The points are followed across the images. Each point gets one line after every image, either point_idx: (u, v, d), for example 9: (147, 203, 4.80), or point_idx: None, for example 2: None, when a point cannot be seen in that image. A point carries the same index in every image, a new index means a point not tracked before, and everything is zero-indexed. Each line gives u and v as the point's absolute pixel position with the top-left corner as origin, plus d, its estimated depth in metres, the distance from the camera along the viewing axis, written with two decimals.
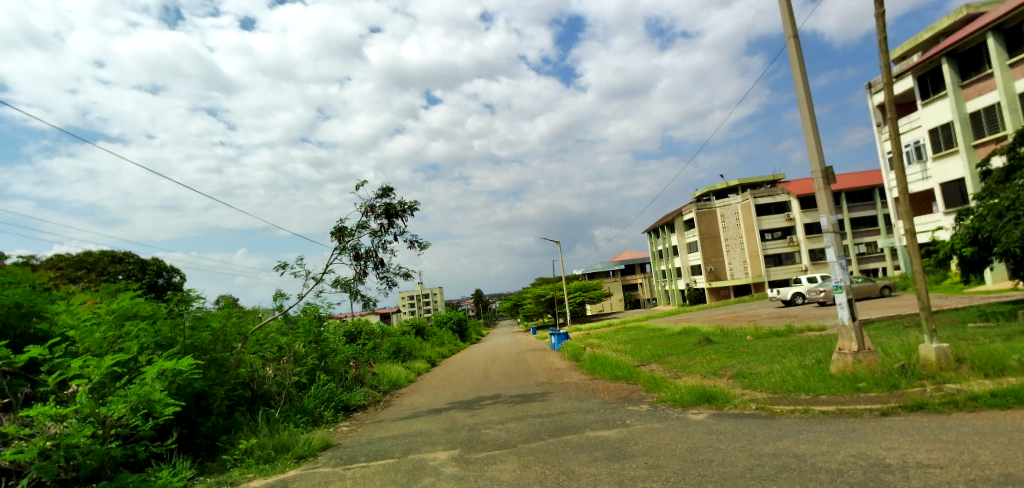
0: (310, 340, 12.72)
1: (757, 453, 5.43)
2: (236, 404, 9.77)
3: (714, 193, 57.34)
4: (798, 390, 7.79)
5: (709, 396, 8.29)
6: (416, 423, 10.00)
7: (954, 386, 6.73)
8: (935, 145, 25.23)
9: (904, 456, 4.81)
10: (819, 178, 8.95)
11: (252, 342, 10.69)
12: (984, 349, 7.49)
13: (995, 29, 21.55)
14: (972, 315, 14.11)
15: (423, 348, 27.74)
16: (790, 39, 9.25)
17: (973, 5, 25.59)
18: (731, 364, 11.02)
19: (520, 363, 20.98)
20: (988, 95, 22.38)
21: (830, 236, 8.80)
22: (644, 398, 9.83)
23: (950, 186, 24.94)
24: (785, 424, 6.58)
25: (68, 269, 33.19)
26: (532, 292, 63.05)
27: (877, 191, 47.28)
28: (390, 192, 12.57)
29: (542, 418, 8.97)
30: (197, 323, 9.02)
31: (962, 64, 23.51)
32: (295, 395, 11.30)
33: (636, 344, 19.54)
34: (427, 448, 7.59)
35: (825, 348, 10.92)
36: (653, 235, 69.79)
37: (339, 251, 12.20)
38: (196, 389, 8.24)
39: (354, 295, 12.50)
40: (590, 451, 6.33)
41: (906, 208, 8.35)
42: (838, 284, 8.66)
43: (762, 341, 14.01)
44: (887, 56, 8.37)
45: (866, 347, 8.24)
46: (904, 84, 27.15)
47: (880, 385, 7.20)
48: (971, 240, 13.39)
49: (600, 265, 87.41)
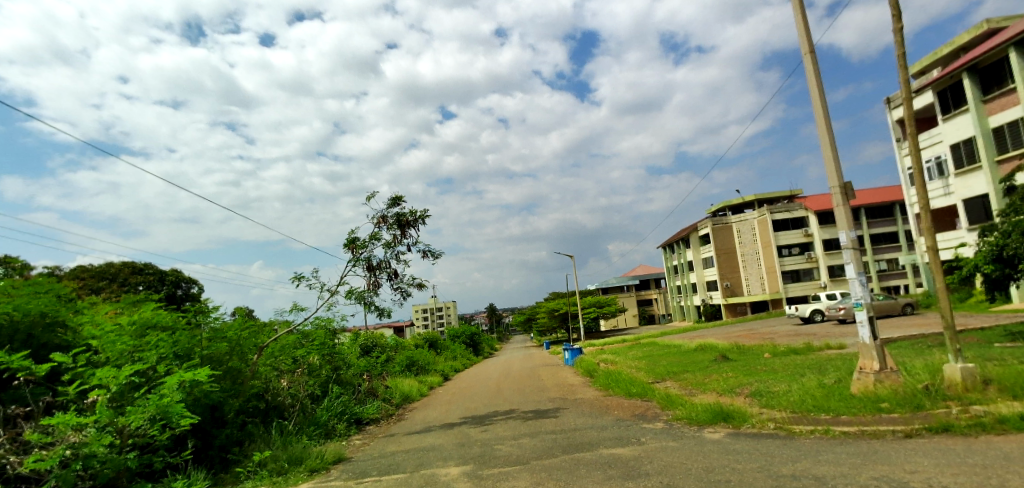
0: (324, 353, 12.78)
1: (776, 474, 5.31)
2: (250, 415, 9.76)
3: (731, 208, 56.85)
4: (818, 410, 7.63)
5: (727, 415, 8.14)
6: (428, 438, 10.00)
7: (980, 408, 6.54)
8: (958, 160, 24.84)
9: (929, 479, 4.68)
10: (838, 193, 8.83)
11: (266, 354, 10.75)
12: (1013, 370, 7.26)
13: (1017, 44, 21.28)
14: (998, 335, 13.70)
15: (436, 362, 27.71)
16: (807, 54, 9.20)
17: (994, 19, 25.28)
18: (748, 382, 10.84)
19: (533, 378, 20.91)
20: (1011, 110, 22.03)
21: (849, 252, 8.62)
22: (659, 415, 9.68)
23: (973, 202, 24.51)
24: (804, 444, 6.43)
25: (91, 281, 33.99)
26: (545, 306, 62.89)
27: (898, 207, 46.58)
28: (401, 202, 12.67)
29: (555, 435, 8.87)
30: (214, 336, 9.10)
31: (984, 79, 23.19)
32: (309, 407, 11.33)
33: (651, 360, 19.40)
34: (439, 463, 7.54)
35: (845, 367, 10.68)
36: (668, 250, 69.34)
37: (353, 263, 12.29)
38: (212, 401, 8.31)
39: (368, 306, 12.58)
40: (603, 468, 6.24)
41: (929, 224, 8.15)
42: (858, 300, 8.45)
43: (779, 359, 13.75)
44: (906, 71, 8.26)
45: (887, 366, 7.99)
46: (924, 99, 26.81)
47: (903, 406, 7.04)
48: (994, 257, 13.10)
49: (614, 281, 86.96)
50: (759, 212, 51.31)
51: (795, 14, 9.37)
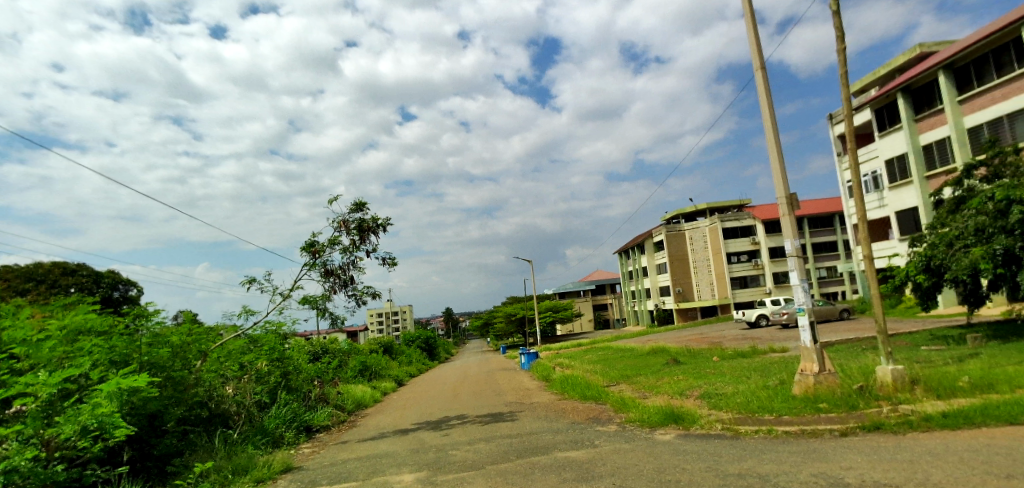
0: (272, 358, 12.46)
1: (723, 473, 5.51)
2: (192, 424, 9.39)
3: (684, 215, 58.56)
4: (762, 410, 7.96)
5: (677, 416, 8.39)
6: (382, 444, 9.86)
7: (908, 406, 6.97)
8: (892, 175, 26.39)
9: (862, 475, 4.96)
10: (784, 203, 9.23)
11: (212, 360, 10.36)
12: (936, 371, 7.81)
13: (946, 68, 22.79)
14: (925, 339, 14.62)
15: (390, 367, 27.26)
16: (758, 70, 9.61)
17: (926, 44, 27.06)
18: (698, 384, 11.20)
19: (490, 383, 20.83)
20: (939, 130, 23.58)
21: (793, 260, 9.01)
22: (613, 418, 9.86)
23: (905, 214, 26.08)
24: (749, 444, 6.71)
25: (17, 282, 31.79)
26: (503, 311, 62.89)
27: (837, 218, 49.08)
28: (364, 207, 12.48)
29: (510, 439, 8.90)
30: (154, 339, 8.72)
31: (916, 99, 24.75)
32: (255, 414, 10.95)
33: (606, 363, 19.77)
34: (393, 470, 7.45)
35: (787, 370, 11.14)
36: (624, 256, 70.66)
37: (309, 267, 12.01)
38: (152, 410, 8.00)
39: (321, 312, 12.30)
40: (558, 471, 6.33)
41: (865, 234, 8.60)
42: (801, 306, 8.84)
43: (727, 362, 14.21)
44: (848, 89, 8.73)
45: (826, 368, 8.38)
46: (862, 116, 28.38)
47: (839, 406, 7.44)
48: (924, 267, 13.91)
49: (570, 285, 87.89)
50: (710, 221, 52.94)
51: (747, 30, 9.78)
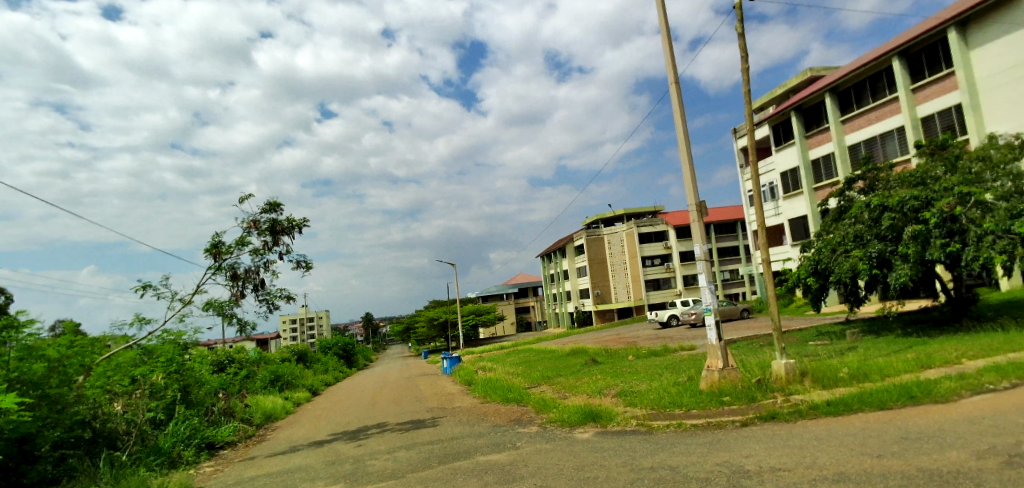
0: (170, 371, 11.61)
1: (637, 468, 5.78)
2: (71, 448, 8.53)
3: (602, 221, 60.65)
4: (673, 406, 8.44)
5: (595, 415, 8.72)
6: (294, 458, 9.46)
7: (799, 396, 7.67)
8: (786, 186, 28.78)
9: (760, 461, 5.40)
10: (694, 210, 9.86)
11: (97, 375, 9.48)
12: (821, 364, 8.65)
13: (831, 91, 25.23)
14: (812, 334, 16.10)
15: (304, 376, 26.13)
16: (672, 85, 10.20)
17: (816, 68, 29.83)
18: (614, 383, 11.68)
19: (410, 389, 20.53)
20: (826, 146, 26.02)
21: (702, 263, 9.63)
22: (534, 419, 10.06)
23: (796, 222, 28.52)
24: (660, 438, 7.09)
25: None
26: (425, 315, 62.11)
27: (740, 224, 52.79)
28: (277, 207, 11.95)
29: (431, 445, 8.84)
30: (26, 353, 7.85)
31: (807, 118, 27.19)
32: (148, 433, 10.16)
33: (527, 366, 20.08)
34: (306, 484, 7.19)
35: (695, 367, 11.88)
36: (545, 260, 72.07)
37: (214, 270, 11.32)
38: (23, 433, 7.21)
39: (227, 318, 11.63)
40: (479, 475, 6.38)
41: (764, 240, 9.34)
42: (708, 306, 9.47)
43: (641, 361, 14.91)
44: (749, 106, 9.49)
45: (729, 364, 9.03)
46: (762, 131, 30.77)
47: (740, 398, 8.04)
48: (813, 270, 15.31)
49: (492, 289, 88.37)
50: (627, 226, 55.19)
51: (663, 46, 10.37)
